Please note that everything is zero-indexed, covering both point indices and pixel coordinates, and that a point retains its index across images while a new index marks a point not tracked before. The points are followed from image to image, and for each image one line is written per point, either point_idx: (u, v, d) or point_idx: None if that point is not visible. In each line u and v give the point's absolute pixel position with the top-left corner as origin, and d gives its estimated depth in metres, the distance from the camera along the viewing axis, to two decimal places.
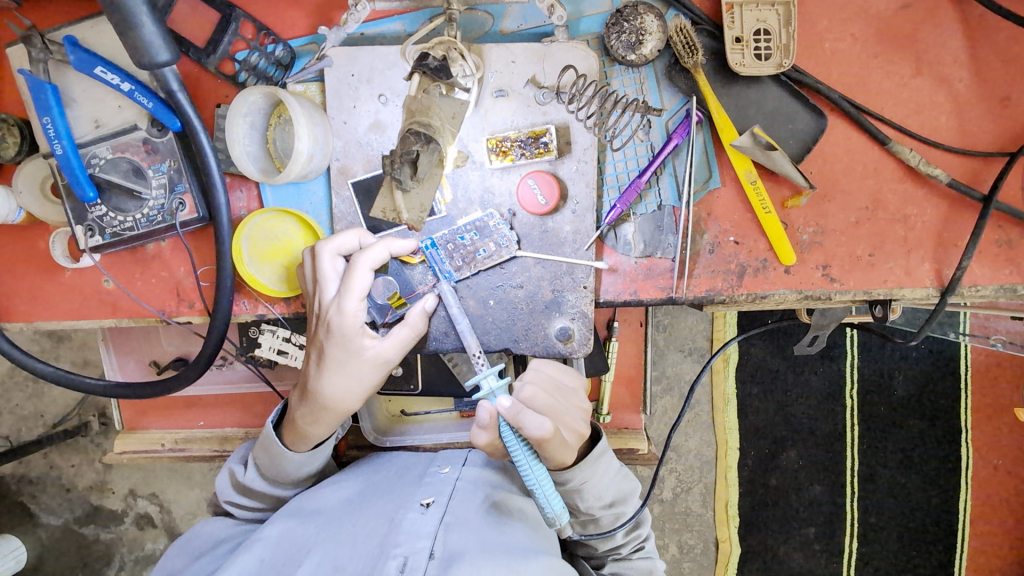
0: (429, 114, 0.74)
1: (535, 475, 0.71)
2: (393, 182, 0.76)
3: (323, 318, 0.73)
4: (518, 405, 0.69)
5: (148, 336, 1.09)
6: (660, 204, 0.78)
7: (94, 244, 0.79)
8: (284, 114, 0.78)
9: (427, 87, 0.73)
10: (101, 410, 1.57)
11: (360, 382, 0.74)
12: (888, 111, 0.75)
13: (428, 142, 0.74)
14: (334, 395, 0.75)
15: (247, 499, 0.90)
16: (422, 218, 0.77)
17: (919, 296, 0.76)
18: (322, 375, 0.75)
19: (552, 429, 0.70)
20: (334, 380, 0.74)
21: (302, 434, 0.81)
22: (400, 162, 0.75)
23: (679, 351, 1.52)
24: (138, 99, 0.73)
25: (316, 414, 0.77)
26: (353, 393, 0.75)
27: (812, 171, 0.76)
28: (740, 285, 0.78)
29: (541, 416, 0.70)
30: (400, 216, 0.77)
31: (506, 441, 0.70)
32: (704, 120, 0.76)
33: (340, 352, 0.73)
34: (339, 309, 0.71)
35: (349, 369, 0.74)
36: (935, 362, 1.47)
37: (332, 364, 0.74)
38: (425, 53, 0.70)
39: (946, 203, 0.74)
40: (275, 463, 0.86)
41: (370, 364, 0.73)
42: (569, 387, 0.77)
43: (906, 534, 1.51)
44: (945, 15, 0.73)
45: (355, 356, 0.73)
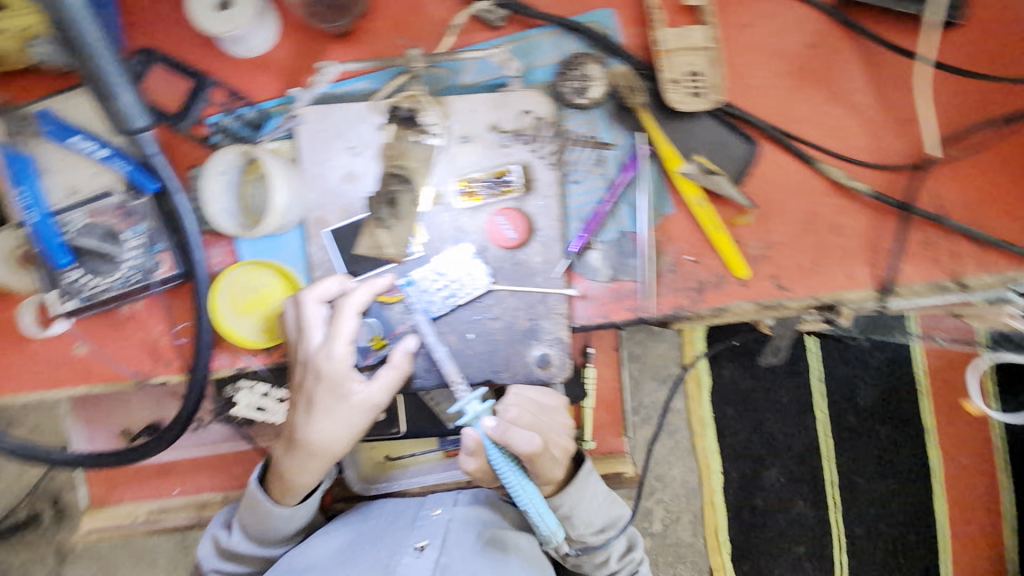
0: (405, 158, 0.81)
1: (528, 494, 0.76)
2: (374, 220, 0.81)
3: (309, 364, 0.75)
4: (503, 424, 0.73)
5: (117, 401, 1.06)
6: (620, 230, 0.84)
7: (68, 309, 0.80)
8: (259, 171, 0.82)
9: (400, 135, 0.81)
10: (55, 498, 1.47)
11: (348, 427, 0.76)
12: (811, 136, 0.84)
13: (405, 182, 0.81)
14: (323, 441, 0.76)
15: (232, 563, 0.87)
16: (403, 252, 0.81)
17: (863, 298, 0.83)
18: (310, 422, 0.75)
19: (541, 444, 0.74)
20: (322, 426, 0.75)
21: (289, 485, 0.80)
22: (381, 201, 0.81)
23: (653, 380, 1.59)
24: (115, 163, 0.76)
25: (304, 464, 0.77)
26: (341, 438, 0.76)
27: (754, 192, 0.84)
28: (703, 299, 0.83)
29: (528, 432, 0.74)
30: (383, 252, 0.81)
31: (496, 462, 0.74)
32: (652, 152, 0.83)
33: (328, 397, 0.74)
34: (327, 354, 0.74)
35: (338, 414, 0.75)
36: (891, 368, 1.55)
37: (320, 410, 0.75)
38: (397, 103, 0.80)
39: (872, 212, 0.83)
40: (261, 519, 0.84)
41: (358, 407, 0.75)
42: (552, 406, 0.82)
43: (893, 543, 1.54)
44: (847, 52, 0.84)
45: (343, 400, 0.75)
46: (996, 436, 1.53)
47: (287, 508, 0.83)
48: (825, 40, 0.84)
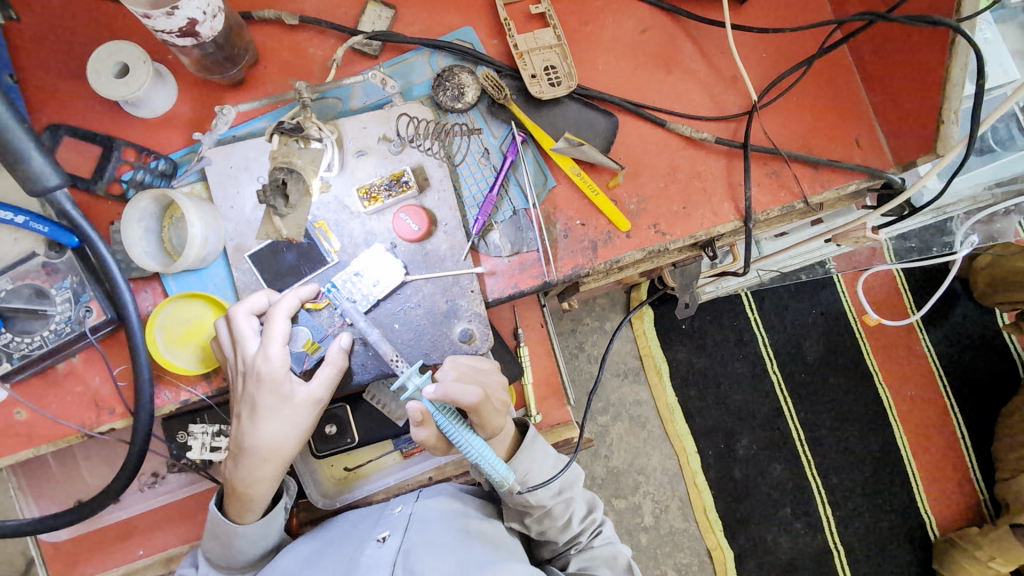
0: (290, 157, 0.87)
1: (477, 447, 0.82)
2: (270, 210, 0.87)
3: (248, 373, 0.81)
4: (443, 384, 0.79)
5: (65, 470, 1.04)
6: (514, 209, 0.94)
7: (2, 372, 0.83)
8: (176, 214, 0.89)
9: (286, 142, 0.88)
10: None
11: (295, 424, 0.83)
12: (659, 103, 0.98)
13: (291, 173, 0.87)
14: (274, 443, 0.82)
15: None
16: (300, 232, 0.87)
17: (729, 229, 0.96)
18: (258, 426, 0.81)
19: (483, 395, 0.82)
20: (271, 428, 0.82)
21: (248, 496, 0.84)
22: (272, 192, 0.87)
23: (616, 377, 1.70)
24: (34, 226, 0.80)
25: (258, 470, 0.83)
26: (291, 437, 0.83)
27: (621, 156, 0.96)
28: (597, 256, 0.94)
29: (468, 385, 0.80)
30: (280, 233, 0.87)
31: (442, 424, 0.81)
32: (528, 138, 0.95)
33: (271, 400, 0.81)
34: (265, 357, 0.80)
35: (283, 414, 0.82)
36: (828, 320, 1.68)
37: (265, 413, 0.81)
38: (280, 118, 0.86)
39: (723, 156, 0.97)
40: (229, 542, 0.87)
41: (301, 404, 0.82)
42: (486, 366, 0.88)
43: (867, 484, 1.65)
44: (673, 31, 1.00)
45: (287, 400, 0.82)
46: (933, 363, 1.67)
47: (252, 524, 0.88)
48: (653, 25, 1.00)
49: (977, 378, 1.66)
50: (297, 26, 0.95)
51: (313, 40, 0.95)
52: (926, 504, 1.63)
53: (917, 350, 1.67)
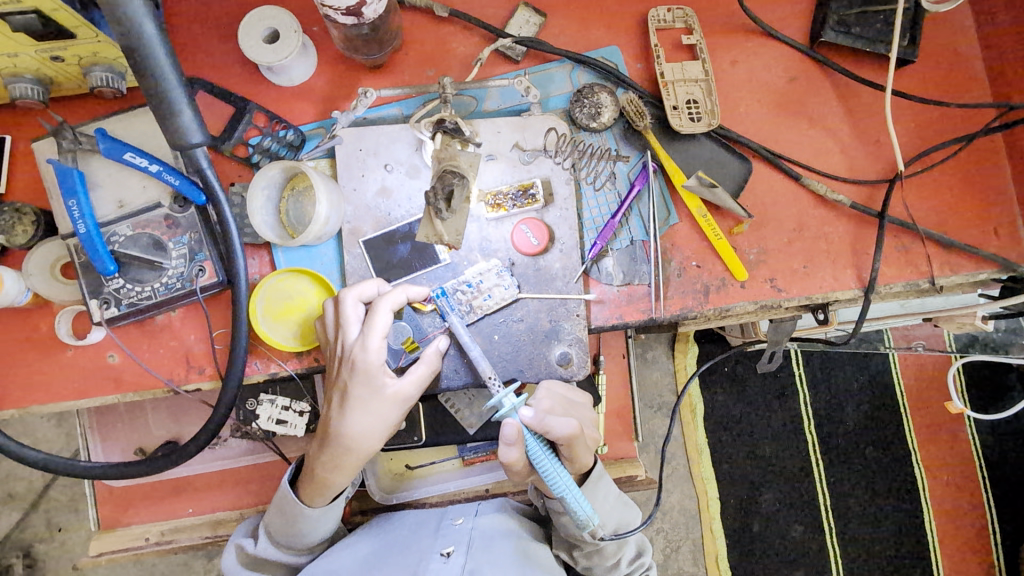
0: (455, 160, 0.87)
1: (564, 481, 0.78)
2: (432, 212, 0.87)
3: (345, 360, 0.78)
4: (541, 412, 0.77)
5: (133, 419, 1.07)
6: (631, 239, 0.92)
7: (109, 316, 0.83)
8: (297, 186, 0.88)
9: (448, 143, 0.87)
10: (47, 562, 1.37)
11: (382, 419, 0.79)
12: (796, 156, 0.95)
13: (461, 179, 0.87)
14: (358, 435, 0.78)
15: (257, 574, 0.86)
16: (460, 239, 0.87)
17: (849, 296, 0.92)
18: (345, 416, 0.78)
19: (579, 429, 0.79)
20: (357, 420, 0.78)
21: (322, 484, 0.81)
22: (439, 195, 0.87)
23: (649, 407, 1.64)
24: (166, 178, 0.80)
25: (337, 460, 0.79)
26: (375, 431, 0.79)
27: (748, 204, 0.94)
28: (708, 301, 0.91)
29: (565, 418, 0.78)
30: (442, 239, 0.87)
31: (533, 450, 0.77)
32: (658, 169, 0.92)
33: (363, 391, 0.77)
34: (362, 347, 0.76)
35: (372, 407, 0.78)
36: (873, 390, 1.62)
37: (355, 403, 0.78)
38: (442, 117, 0.85)
39: (853, 221, 0.93)
40: (294, 526, 0.85)
41: (392, 400, 0.78)
42: (580, 400, 0.87)
43: (890, 564, 1.59)
44: (822, 84, 0.96)
45: (377, 393, 0.77)
46: (975, 453, 1.60)
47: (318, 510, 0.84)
48: (803, 74, 0.96)
49: (1022, 478, 1.58)
50: (445, 19, 0.94)
51: (457, 35, 0.95)
52: None
53: (960, 437, 1.60)
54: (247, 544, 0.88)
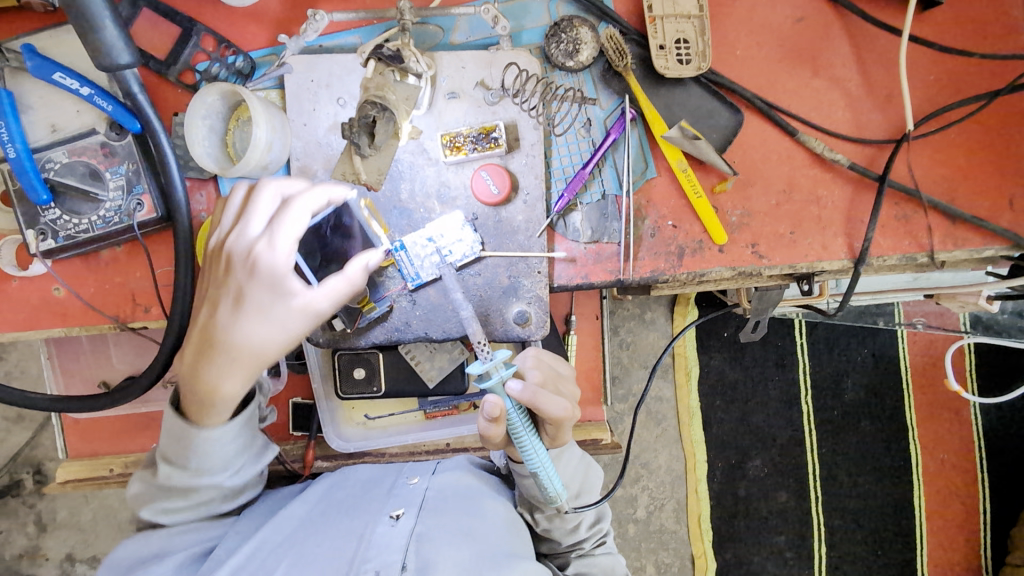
0: (384, 91, 0.78)
1: (541, 457, 0.78)
2: (352, 148, 0.80)
3: (242, 258, 0.68)
4: (531, 389, 0.73)
5: (97, 354, 1.06)
6: (603, 193, 0.85)
7: (46, 248, 0.79)
8: (243, 117, 0.81)
9: (382, 71, 0.78)
10: (36, 467, 1.61)
11: (281, 331, 0.69)
12: (794, 108, 0.86)
13: (383, 111, 0.79)
14: (252, 346, 0.69)
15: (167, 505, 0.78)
16: (380, 179, 0.82)
17: (837, 267, 0.85)
18: (240, 321, 0.68)
19: (569, 411, 0.77)
20: (253, 329, 0.68)
21: (210, 402, 0.70)
22: (358, 128, 0.80)
23: (643, 368, 1.59)
24: (98, 102, 0.75)
25: (220, 370, 0.69)
26: (273, 344, 0.69)
27: (736, 160, 0.85)
28: (681, 264, 0.85)
29: (555, 398, 0.75)
30: (359, 178, 0.81)
31: (512, 424, 0.74)
32: (638, 118, 0.85)
33: (263, 293, 0.68)
34: (272, 245, 0.67)
35: (276, 319, 0.68)
36: (878, 364, 1.56)
37: (253, 310, 0.68)
38: (381, 41, 0.77)
39: (850, 184, 0.85)
40: (182, 444, 0.74)
41: (299, 314, 0.68)
42: (569, 375, 0.83)
43: (870, 535, 1.57)
44: (833, 27, 0.85)
45: (282, 303, 0.68)
46: (974, 433, 1.55)
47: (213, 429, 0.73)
48: (812, 15, 0.85)
49: (1018, 462, 1.54)
50: None
51: None
52: (923, 567, 1.56)
53: (963, 416, 1.55)
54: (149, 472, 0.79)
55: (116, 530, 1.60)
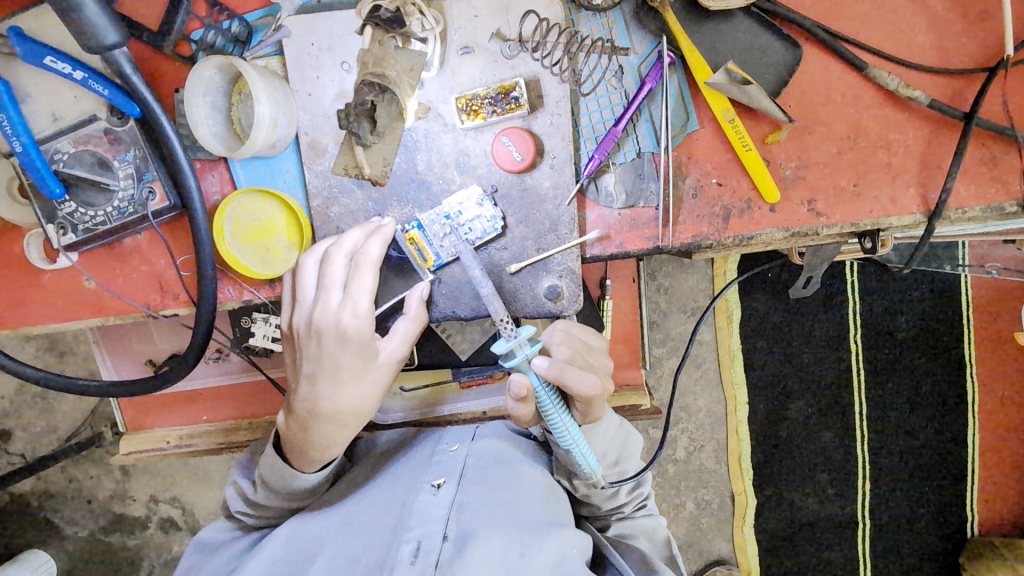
0: (384, 65, 0.73)
1: (572, 434, 0.75)
2: (353, 138, 0.75)
3: (329, 333, 0.67)
4: (559, 365, 0.69)
5: (140, 333, 1.08)
6: (639, 151, 0.77)
7: (68, 242, 0.78)
8: (245, 89, 0.76)
9: (381, 39, 0.73)
10: (112, 420, 1.69)
11: (376, 388, 0.71)
12: (863, 36, 0.73)
13: (383, 92, 0.74)
14: (353, 407, 0.70)
15: (262, 514, 0.85)
16: (385, 172, 0.76)
17: (906, 223, 0.75)
18: (336, 389, 0.69)
19: (599, 388, 0.73)
20: (352, 393, 0.70)
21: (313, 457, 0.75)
22: (356, 115, 0.74)
23: (681, 312, 1.52)
24: (93, 87, 0.70)
25: (331, 431, 0.72)
26: (369, 399, 0.71)
27: (792, 104, 0.74)
28: (726, 227, 0.76)
29: (585, 374, 0.71)
30: (362, 171, 0.76)
31: (541, 401, 0.71)
32: (677, 61, 0.75)
33: (354, 361, 0.68)
34: (352, 313, 0.66)
35: (369, 377, 0.70)
36: (935, 300, 1.46)
37: (347, 376, 0.69)
38: (377, 4, 0.71)
39: (927, 124, 0.73)
40: (290, 481, 0.80)
41: (388, 366, 0.71)
42: (600, 348, 0.78)
43: (918, 472, 1.51)
44: None
45: (370, 363, 0.69)
46: None
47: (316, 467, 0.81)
48: None
49: None
50: None
51: None
52: (973, 504, 1.51)
53: None
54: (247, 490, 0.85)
55: (183, 479, 1.71)
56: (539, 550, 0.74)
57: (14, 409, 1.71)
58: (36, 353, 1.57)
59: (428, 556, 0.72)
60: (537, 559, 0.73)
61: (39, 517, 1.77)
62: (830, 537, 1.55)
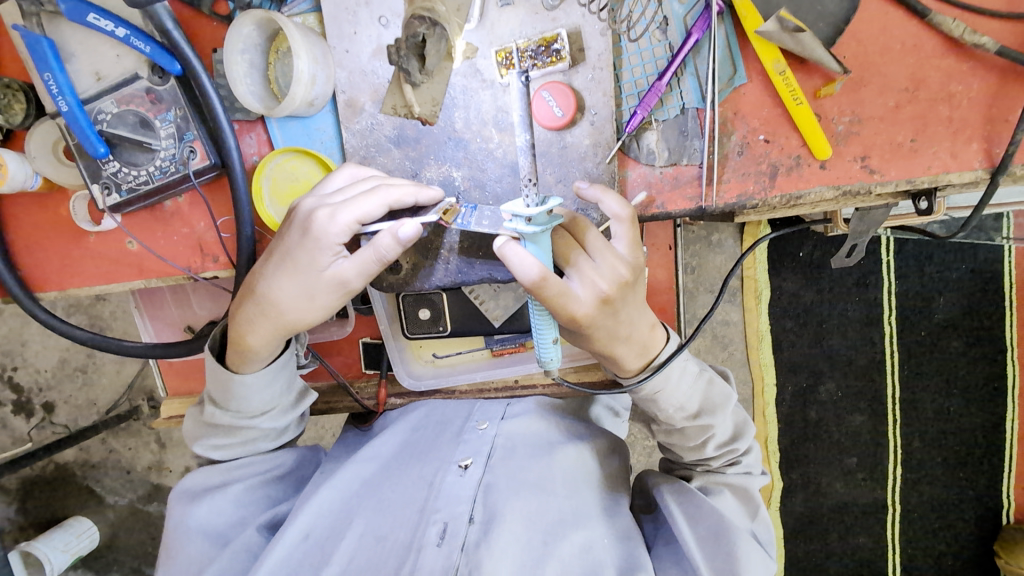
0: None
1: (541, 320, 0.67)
2: (401, 76, 0.75)
3: (298, 221, 0.68)
4: (513, 249, 0.60)
5: (179, 300, 1.10)
6: (683, 107, 0.74)
7: (112, 203, 0.80)
8: (282, 47, 0.76)
9: None
10: (149, 394, 1.75)
11: (312, 296, 0.70)
12: None
13: (433, 27, 0.74)
14: (284, 304, 0.70)
15: (214, 438, 0.81)
16: (434, 111, 0.75)
17: (967, 180, 0.70)
18: (278, 277, 0.69)
19: (553, 289, 0.61)
20: (288, 288, 0.69)
21: (243, 348, 0.73)
22: (407, 50, 0.74)
23: (708, 292, 1.48)
24: (135, 44, 0.71)
25: (253, 316, 0.71)
26: (304, 306, 0.70)
27: (847, 55, 0.71)
28: (774, 186, 0.74)
29: (538, 270, 0.60)
30: (412, 111, 0.76)
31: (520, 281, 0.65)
32: (726, 11, 0.72)
33: (305, 259, 0.68)
34: (328, 216, 0.66)
35: (306, 280, 0.69)
36: (975, 279, 1.39)
37: (291, 268, 0.69)
38: None
39: (994, 74, 0.69)
40: (225, 384, 0.77)
41: (329, 279, 0.69)
42: (621, 254, 0.66)
43: (950, 457, 1.47)
44: None
45: (319, 267, 0.68)
46: None
47: (255, 374, 0.77)
48: None
49: None
50: None
51: None
52: (1009, 492, 1.45)
53: None
54: (195, 412, 0.83)
55: None
56: (566, 537, 0.75)
57: (56, 383, 1.78)
58: (78, 328, 1.62)
59: (455, 539, 0.73)
60: (563, 547, 0.74)
61: (81, 485, 1.84)
62: (859, 520, 1.52)
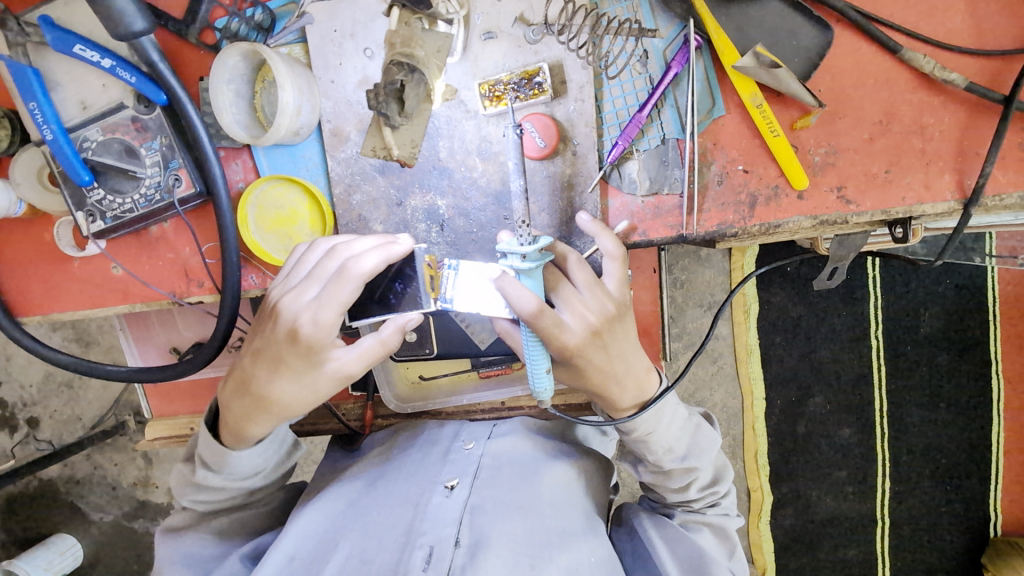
0: (413, 45, 0.74)
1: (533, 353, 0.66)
2: (381, 119, 0.75)
3: (284, 322, 0.66)
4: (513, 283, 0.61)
5: (165, 321, 1.10)
6: (663, 137, 0.75)
7: (97, 230, 0.80)
8: (268, 77, 0.77)
9: (407, 20, 0.74)
10: (135, 410, 1.73)
11: (310, 392, 0.69)
12: (898, 17, 0.72)
13: (412, 72, 0.74)
14: (282, 402, 0.69)
15: (201, 496, 0.79)
16: (413, 154, 0.77)
17: (941, 211, 0.72)
18: (272, 377, 0.68)
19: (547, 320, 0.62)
20: (283, 387, 0.69)
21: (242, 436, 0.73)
22: (386, 95, 0.74)
23: (698, 306, 1.50)
24: (121, 75, 0.72)
25: (251, 411, 0.71)
26: (302, 401, 0.70)
27: (821, 89, 0.73)
28: (753, 215, 0.75)
29: (535, 302, 0.61)
30: (391, 153, 0.77)
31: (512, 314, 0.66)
32: (704, 45, 0.73)
33: (297, 360, 0.67)
34: (314, 319, 0.64)
35: (302, 378, 0.68)
36: (960, 295, 1.41)
37: (284, 369, 0.68)
38: None
39: (964, 108, 0.70)
40: (221, 458, 0.76)
41: (326, 375, 0.68)
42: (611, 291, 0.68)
43: (939, 472, 1.48)
44: None
45: (315, 367, 0.67)
46: None
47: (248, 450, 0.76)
48: None
49: None
50: None
51: None
52: (997, 507, 1.46)
53: None
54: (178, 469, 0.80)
55: None
56: (553, 560, 0.74)
57: (41, 398, 1.76)
58: (64, 344, 1.61)
59: (440, 563, 0.71)
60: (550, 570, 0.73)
61: (66, 502, 1.82)
62: (848, 535, 1.53)
